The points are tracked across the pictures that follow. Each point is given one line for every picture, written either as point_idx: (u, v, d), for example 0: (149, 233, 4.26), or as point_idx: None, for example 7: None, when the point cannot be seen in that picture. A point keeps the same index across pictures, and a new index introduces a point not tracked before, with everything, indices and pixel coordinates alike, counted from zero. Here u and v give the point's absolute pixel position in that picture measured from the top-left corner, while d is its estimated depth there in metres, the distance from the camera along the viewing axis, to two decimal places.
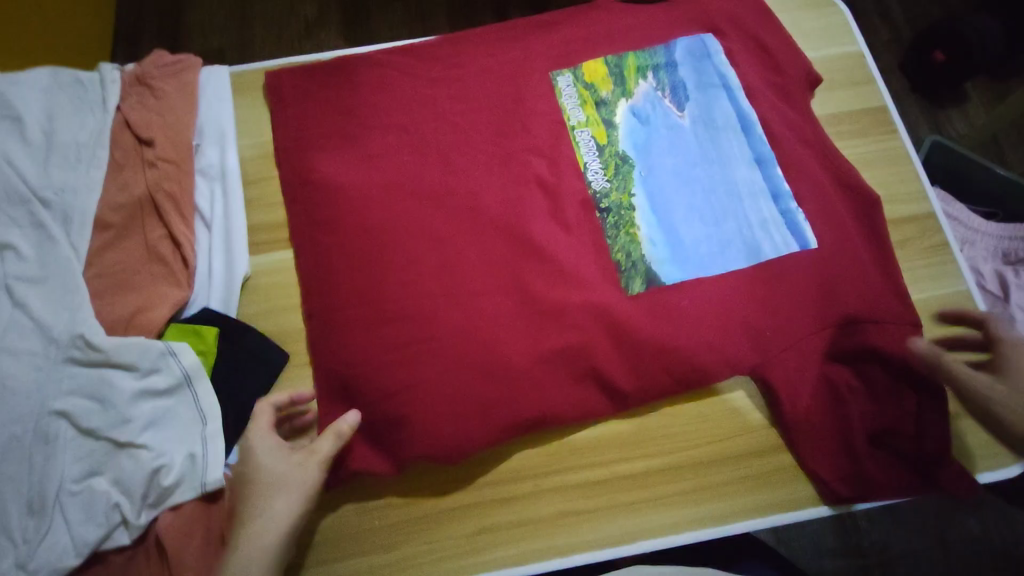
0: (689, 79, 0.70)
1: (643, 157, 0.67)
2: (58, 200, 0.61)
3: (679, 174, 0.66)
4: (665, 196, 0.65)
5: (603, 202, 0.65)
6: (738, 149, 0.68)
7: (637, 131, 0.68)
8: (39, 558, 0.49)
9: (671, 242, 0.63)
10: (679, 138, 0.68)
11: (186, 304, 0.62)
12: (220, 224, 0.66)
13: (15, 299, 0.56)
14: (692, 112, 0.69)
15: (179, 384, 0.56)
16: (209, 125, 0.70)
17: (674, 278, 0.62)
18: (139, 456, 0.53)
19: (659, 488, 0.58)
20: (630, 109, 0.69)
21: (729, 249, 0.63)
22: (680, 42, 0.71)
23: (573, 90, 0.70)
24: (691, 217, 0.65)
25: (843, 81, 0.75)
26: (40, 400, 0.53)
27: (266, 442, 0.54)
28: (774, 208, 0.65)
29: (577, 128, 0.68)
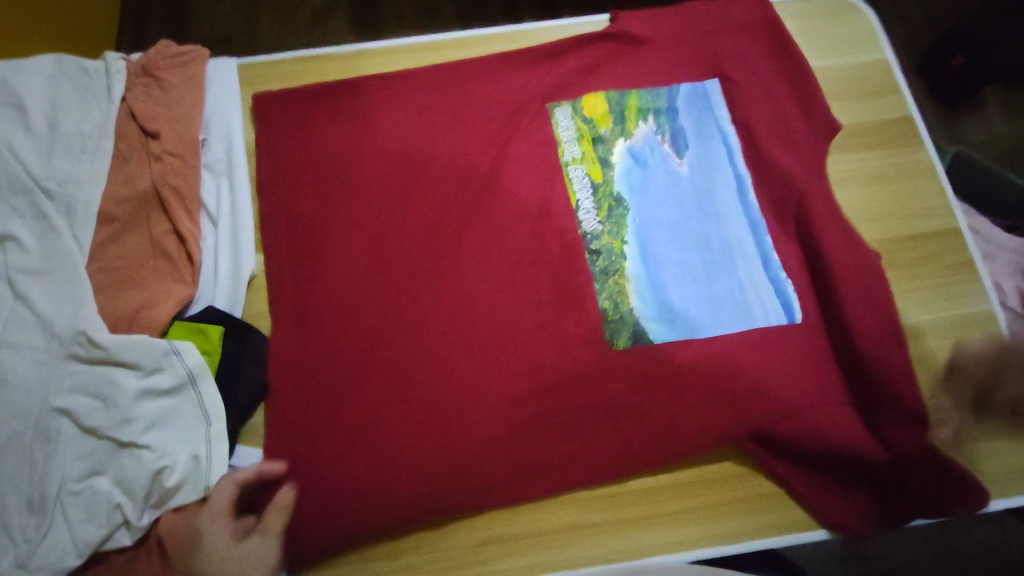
0: (688, 127, 0.70)
1: (637, 208, 0.67)
2: (61, 191, 0.60)
3: (671, 228, 0.66)
4: (656, 251, 0.65)
5: (592, 243, 0.65)
6: (732, 206, 0.67)
7: (632, 180, 0.68)
8: (39, 557, 0.48)
9: (659, 297, 0.63)
10: (675, 185, 0.68)
11: (192, 301, 0.61)
12: (226, 220, 0.64)
13: (16, 292, 0.55)
14: (690, 161, 0.69)
15: (182, 383, 0.55)
16: (216, 119, 0.69)
17: (659, 337, 0.62)
18: (141, 456, 0.52)
19: (662, 500, 0.58)
20: (628, 152, 0.69)
21: (718, 311, 0.63)
22: (683, 89, 0.71)
23: (570, 122, 0.70)
24: (681, 275, 0.64)
25: (864, 90, 0.74)
26: (41, 397, 0.52)
27: (220, 529, 0.51)
28: (764, 273, 0.65)
29: (571, 164, 0.68)
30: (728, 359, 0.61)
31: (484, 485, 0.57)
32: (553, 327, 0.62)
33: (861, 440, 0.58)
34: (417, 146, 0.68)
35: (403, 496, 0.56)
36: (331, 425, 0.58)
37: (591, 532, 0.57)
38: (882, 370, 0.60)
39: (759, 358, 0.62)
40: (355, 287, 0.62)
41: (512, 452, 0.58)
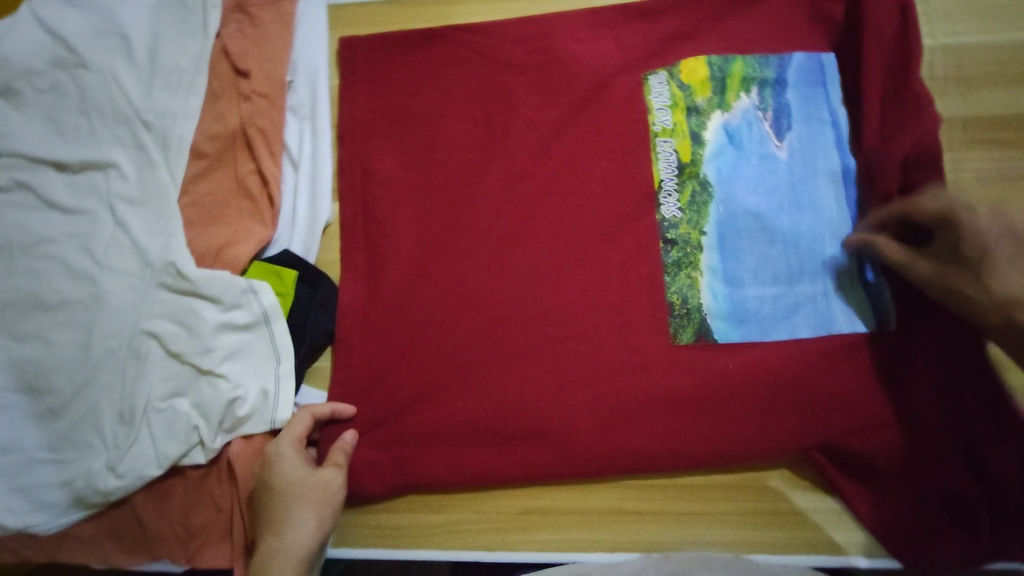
0: (795, 104, 0.63)
1: (725, 192, 0.62)
2: (158, 123, 0.62)
3: (759, 217, 0.61)
4: (738, 242, 0.61)
5: (667, 229, 0.61)
6: (831, 199, 0.61)
7: (723, 160, 0.62)
8: (127, 463, 0.53)
9: (734, 292, 0.59)
10: (769, 170, 0.62)
11: (270, 242, 0.63)
12: (306, 165, 0.65)
13: (116, 218, 0.59)
14: (791, 144, 0.63)
15: (258, 321, 0.58)
16: (303, 61, 0.68)
17: (727, 337, 0.59)
18: (218, 385, 0.56)
19: (709, 499, 0.57)
20: (722, 128, 0.63)
21: (795, 314, 0.59)
22: (796, 59, 0.64)
23: (665, 88, 0.64)
24: (762, 270, 0.60)
25: (1017, 76, 0.64)
26: (133, 319, 0.56)
27: (291, 455, 0.54)
28: (857, 278, 0.59)
29: (660, 135, 0.63)
30: (805, 366, 0.57)
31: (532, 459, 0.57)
32: (621, 308, 0.60)
33: (947, 471, 0.53)
34: (498, 105, 0.65)
35: (452, 458, 0.57)
36: (389, 379, 0.59)
37: (634, 518, 0.57)
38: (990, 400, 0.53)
39: (842, 367, 0.57)
40: (427, 245, 0.62)
41: (563, 431, 0.57)
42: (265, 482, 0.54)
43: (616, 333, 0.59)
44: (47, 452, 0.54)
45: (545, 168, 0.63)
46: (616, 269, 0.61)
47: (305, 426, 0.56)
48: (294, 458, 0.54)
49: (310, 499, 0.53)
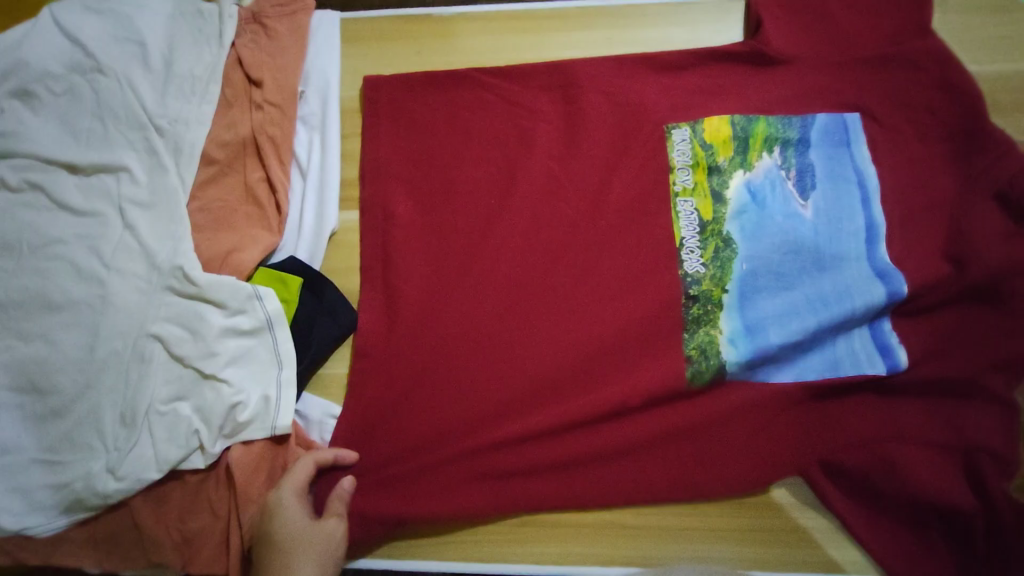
0: (819, 165, 0.64)
1: (747, 250, 0.62)
2: (170, 129, 0.63)
3: (780, 274, 0.61)
4: (758, 301, 0.60)
5: (689, 287, 0.61)
6: (856, 260, 0.60)
7: (747, 219, 0.62)
8: (126, 466, 0.53)
9: (757, 352, 0.58)
10: (795, 229, 0.62)
11: (276, 249, 0.63)
12: (315, 174, 0.66)
13: (126, 221, 0.59)
14: (816, 203, 0.63)
15: (262, 327, 0.58)
16: (315, 72, 0.69)
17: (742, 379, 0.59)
18: (220, 390, 0.56)
19: (705, 515, 0.57)
20: (745, 187, 0.63)
21: (811, 364, 0.59)
22: (819, 120, 0.65)
23: (687, 145, 0.65)
24: (786, 330, 0.58)
25: (1011, 106, 0.65)
26: (139, 322, 0.56)
27: (293, 505, 0.54)
28: (878, 339, 0.59)
29: (680, 196, 0.64)
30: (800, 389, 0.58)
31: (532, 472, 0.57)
32: (621, 323, 0.61)
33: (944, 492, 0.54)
34: (507, 124, 0.67)
35: (451, 468, 0.57)
36: (392, 389, 0.59)
37: (631, 533, 0.57)
38: (982, 425, 0.54)
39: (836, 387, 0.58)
40: (434, 258, 0.63)
41: (562, 444, 0.58)
42: (266, 535, 0.53)
43: (616, 348, 0.60)
44: (48, 453, 0.54)
45: (550, 185, 0.65)
46: (618, 285, 0.62)
47: (308, 472, 0.55)
48: (296, 509, 0.54)
49: (313, 548, 0.53)
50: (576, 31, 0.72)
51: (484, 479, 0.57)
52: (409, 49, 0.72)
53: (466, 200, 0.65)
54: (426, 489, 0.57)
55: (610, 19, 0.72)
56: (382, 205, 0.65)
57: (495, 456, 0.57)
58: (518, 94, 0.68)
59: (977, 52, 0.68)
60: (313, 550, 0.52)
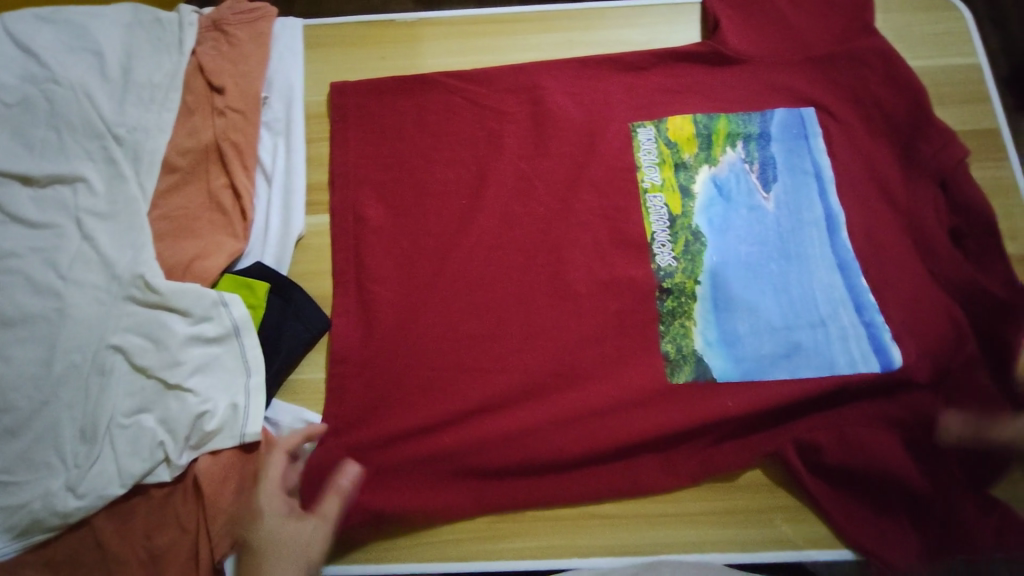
0: (780, 157, 0.66)
1: (717, 242, 0.63)
2: (129, 138, 0.62)
3: (750, 265, 0.62)
4: (731, 291, 0.62)
5: (662, 280, 0.62)
6: (820, 248, 0.63)
7: (714, 212, 0.64)
8: (87, 483, 0.51)
9: (729, 341, 0.60)
10: (759, 221, 0.64)
11: (242, 255, 0.63)
12: (280, 179, 0.66)
13: (84, 232, 0.58)
14: (779, 195, 0.65)
15: (228, 334, 0.57)
16: (278, 79, 0.70)
17: (725, 375, 0.59)
18: (185, 400, 0.54)
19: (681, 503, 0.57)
20: (711, 181, 0.65)
21: (793, 356, 0.59)
22: (778, 114, 0.67)
23: (653, 144, 0.67)
24: (755, 319, 0.61)
25: (953, 96, 0.69)
26: (98, 333, 0.55)
27: (272, 504, 0.52)
28: (854, 322, 0.60)
29: (650, 191, 0.65)
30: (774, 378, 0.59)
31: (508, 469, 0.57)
32: (591, 317, 0.61)
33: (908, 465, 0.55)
34: (472, 124, 0.68)
35: (428, 467, 0.57)
36: (364, 391, 0.59)
37: (610, 521, 0.57)
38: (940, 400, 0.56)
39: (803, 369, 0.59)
40: (403, 260, 0.63)
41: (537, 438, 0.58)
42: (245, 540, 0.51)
43: (588, 341, 0.61)
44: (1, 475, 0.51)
45: (517, 183, 0.66)
46: (588, 278, 0.63)
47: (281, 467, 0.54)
48: (275, 508, 0.52)
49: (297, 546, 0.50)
50: (538, 33, 0.73)
51: (464, 477, 0.57)
52: (373, 54, 0.72)
53: (433, 200, 0.65)
54: (402, 493, 0.56)
55: (571, 21, 0.74)
56: (351, 208, 0.65)
57: (472, 456, 0.57)
58: (482, 95, 0.69)
59: (917, 46, 0.71)
60: (294, 547, 0.50)
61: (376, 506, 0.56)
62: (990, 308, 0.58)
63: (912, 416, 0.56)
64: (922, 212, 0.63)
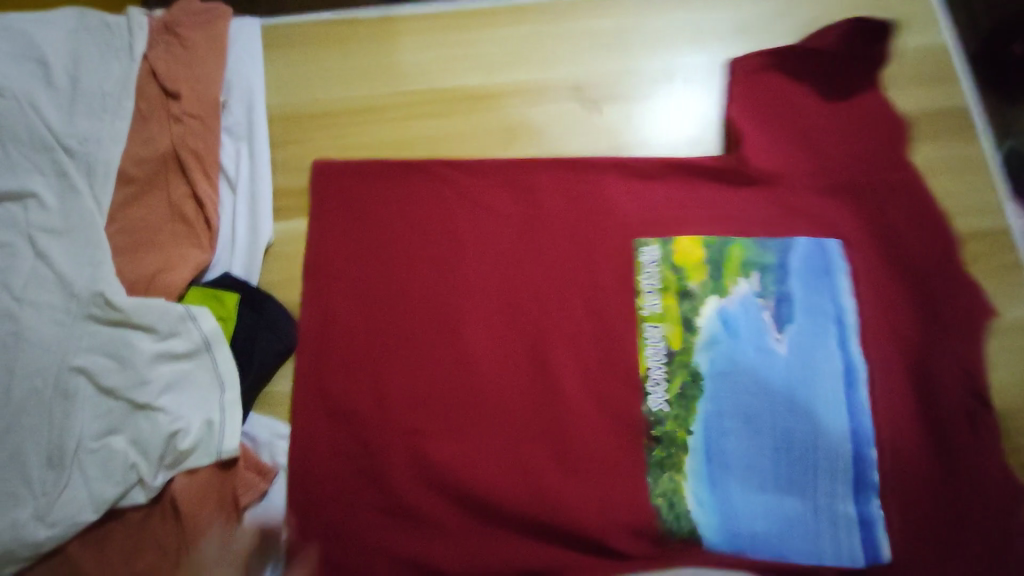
0: (798, 294, 0.59)
1: (716, 398, 0.56)
2: (81, 150, 0.59)
3: (749, 390, 0.56)
4: (726, 444, 0.55)
5: (645, 328, 0.59)
6: (827, 377, 0.56)
7: (719, 369, 0.57)
8: (57, 511, 0.49)
9: (717, 502, 0.54)
10: (761, 330, 0.58)
11: (209, 266, 0.61)
12: (244, 186, 0.63)
13: (37, 249, 0.55)
14: (791, 334, 0.57)
15: (198, 349, 0.55)
16: (237, 81, 0.67)
17: (702, 470, 0.55)
18: (156, 419, 0.53)
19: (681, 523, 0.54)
20: (718, 315, 0.58)
21: (783, 464, 0.54)
22: (778, 146, 0.63)
23: (657, 202, 0.63)
24: (743, 406, 0.56)
25: (915, 77, 0.70)
26: (60, 355, 0.52)
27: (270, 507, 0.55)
28: (851, 458, 0.54)
29: (646, 248, 0.61)
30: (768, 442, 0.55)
31: (491, 503, 0.54)
32: (573, 313, 0.60)
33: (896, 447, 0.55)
34: (441, 124, 0.67)
35: (412, 476, 0.55)
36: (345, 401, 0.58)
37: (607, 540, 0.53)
38: (923, 376, 0.56)
39: None
40: (376, 280, 0.61)
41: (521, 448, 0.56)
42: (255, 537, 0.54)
43: (572, 336, 0.59)
44: None
45: (491, 178, 0.64)
46: (569, 270, 0.61)
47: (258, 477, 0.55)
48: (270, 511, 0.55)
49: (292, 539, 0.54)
50: (505, 24, 0.71)
51: (449, 497, 0.55)
52: (336, 53, 0.70)
53: (406, 200, 0.63)
54: (385, 520, 0.55)
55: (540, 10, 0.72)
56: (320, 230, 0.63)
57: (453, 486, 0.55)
58: (450, 93, 0.68)
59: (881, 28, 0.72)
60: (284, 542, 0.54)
61: (351, 562, 0.54)
62: (959, 285, 0.59)
63: (898, 396, 0.56)
64: (902, 187, 0.62)
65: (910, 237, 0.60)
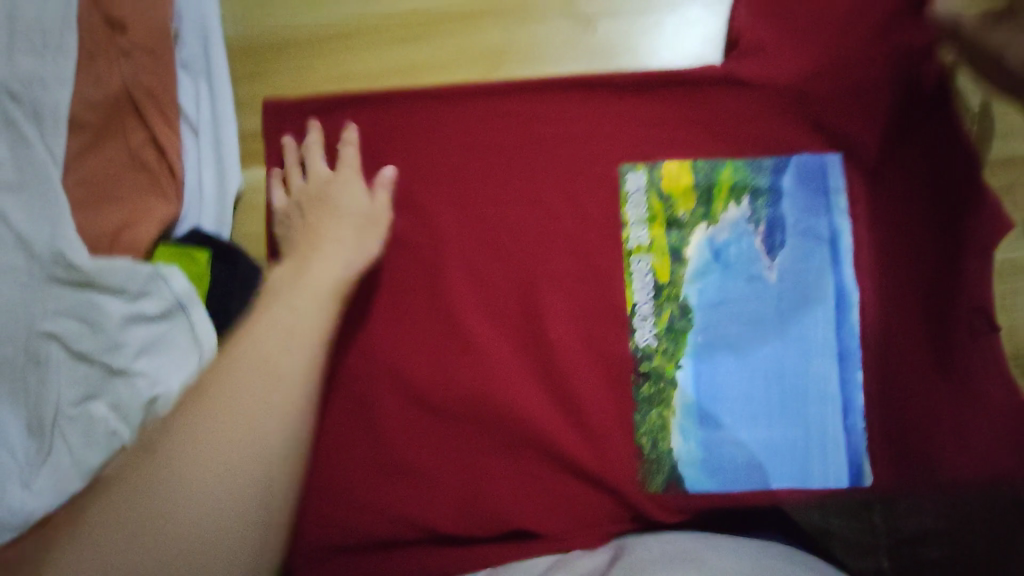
0: (790, 219, 0.60)
1: (707, 332, 0.58)
2: (26, 93, 0.53)
3: (739, 323, 0.58)
4: (716, 376, 0.57)
5: (633, 263, 0.58)
6: (818, 310, 0.59)
7: (710, 302, 0.58)
8: (44, 478, 0.49)
9: (705, 435, 0.56)
10: (752, 263, 0.59)
11: (177, 221, 0.56)
12: (208, 131, 0.58)
13: None
14: (781, 263, 0.60)
15: (172, 310, 0.52)
16: (189, 7, 0.59)
17: (696, 411, 0.57)
18: (134, 385, 0.50)
19: (666, 464, 0.56)
20: (707, 245, 0.59)
21: (774, 397, 0.58)
22: (780, 75, 0.59)
23: (650, 133, 0.60)
24: (733, 339, 0.58)
25: None
26: (26, 321, 0.49)
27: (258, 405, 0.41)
28: (837, 384, 0.58)
29: (632, 173, 0.59)
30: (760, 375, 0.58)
31: (483, 459, 0.55)
32: (565, 261, 0.58)
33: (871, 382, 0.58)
34: (421, 51, 0.59)
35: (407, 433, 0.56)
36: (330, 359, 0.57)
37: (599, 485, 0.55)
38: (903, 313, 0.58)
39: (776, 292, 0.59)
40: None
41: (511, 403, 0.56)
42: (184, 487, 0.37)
43: (564, 288, 0.58)
44: None
45: (477, 116, 0.59)
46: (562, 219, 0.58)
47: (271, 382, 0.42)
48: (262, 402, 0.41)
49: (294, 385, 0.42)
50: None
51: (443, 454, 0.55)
52: None
53: (381, 137, 0.59)
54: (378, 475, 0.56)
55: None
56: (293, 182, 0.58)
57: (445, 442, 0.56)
58: (431, 13, 0.59)
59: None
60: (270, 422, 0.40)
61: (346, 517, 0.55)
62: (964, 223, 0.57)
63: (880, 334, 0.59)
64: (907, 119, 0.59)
65: (903, 173, 0.59)
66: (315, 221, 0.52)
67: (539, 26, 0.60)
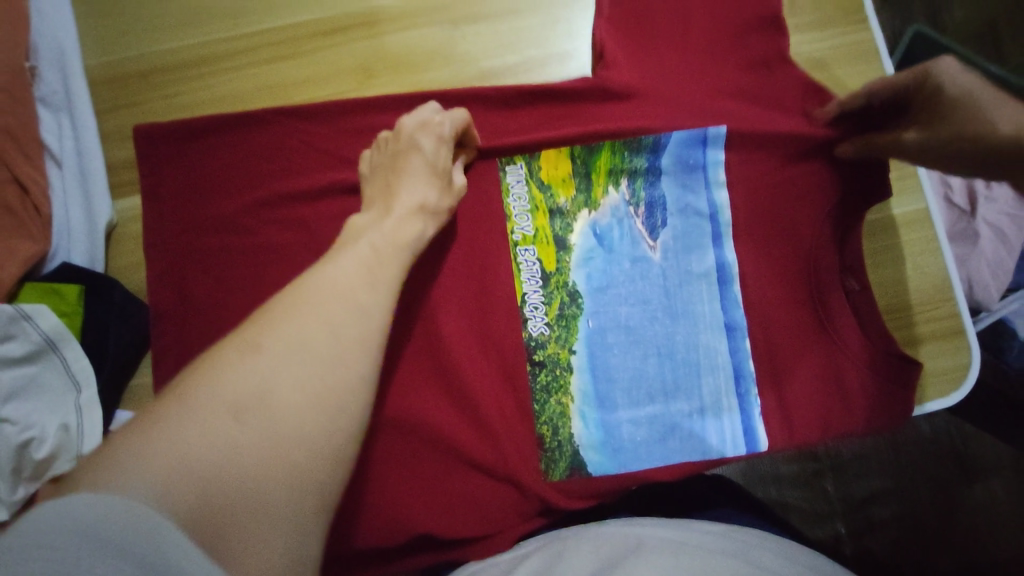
0: (671, 198, 0.60)
1: (594, 320, 0.59)
2: None
3: (631, 304, 0.59)
4: (610, 360, 0.58)
5: (519, 253, 0.59)
6: (704, 285, 0.60)
7: (595, 292, 0.59)
8: None
9: (600, 420, 0.58)
10: (639, 247, 0.60)
11: (46, 257, 0.54)
12: (74, 164, 0.56)
13: None
14: (664, 242, 0.60)
15: (41, 349, 0.51)
16: (46, 43, 0.58)
17: (591, 395, 0.58)
18: (1, 431, 0.48)
19: (567, 449, 0.57)
20: (592, 229, 0.60)
21: (667, 374, 0.58)
22: (647, 65, 0.61)
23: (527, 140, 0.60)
24: (626, 321, 0.59)
25: None
26: None
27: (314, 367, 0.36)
28: (728, 355, 0.59)
29: (508, 165, 0.60)
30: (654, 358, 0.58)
31: (395, 465, 0.56)
32: (453, 262, 0.59)
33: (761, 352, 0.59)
34: (290, 70, 0.60)
35: None
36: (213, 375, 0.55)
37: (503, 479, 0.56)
38: (791, 277, 0.58)
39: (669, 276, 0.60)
40: (230, 259, 0.55)
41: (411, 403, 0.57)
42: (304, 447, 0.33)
43: (453, 288, 0.58)
44: None
45: (349, 123, 0.58)
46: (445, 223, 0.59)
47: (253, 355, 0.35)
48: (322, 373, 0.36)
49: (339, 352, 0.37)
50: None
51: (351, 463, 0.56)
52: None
53: (253, 151, 0.57)
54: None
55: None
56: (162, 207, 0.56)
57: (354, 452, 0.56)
58: (296, 33, 0.60)
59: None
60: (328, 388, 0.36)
61: None
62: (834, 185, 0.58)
63: (769, 296, 0.59)
64: (772, 91, 0.60)
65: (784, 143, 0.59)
66: (397, 166, 0.52)
67: (407, 37, 0.61)
